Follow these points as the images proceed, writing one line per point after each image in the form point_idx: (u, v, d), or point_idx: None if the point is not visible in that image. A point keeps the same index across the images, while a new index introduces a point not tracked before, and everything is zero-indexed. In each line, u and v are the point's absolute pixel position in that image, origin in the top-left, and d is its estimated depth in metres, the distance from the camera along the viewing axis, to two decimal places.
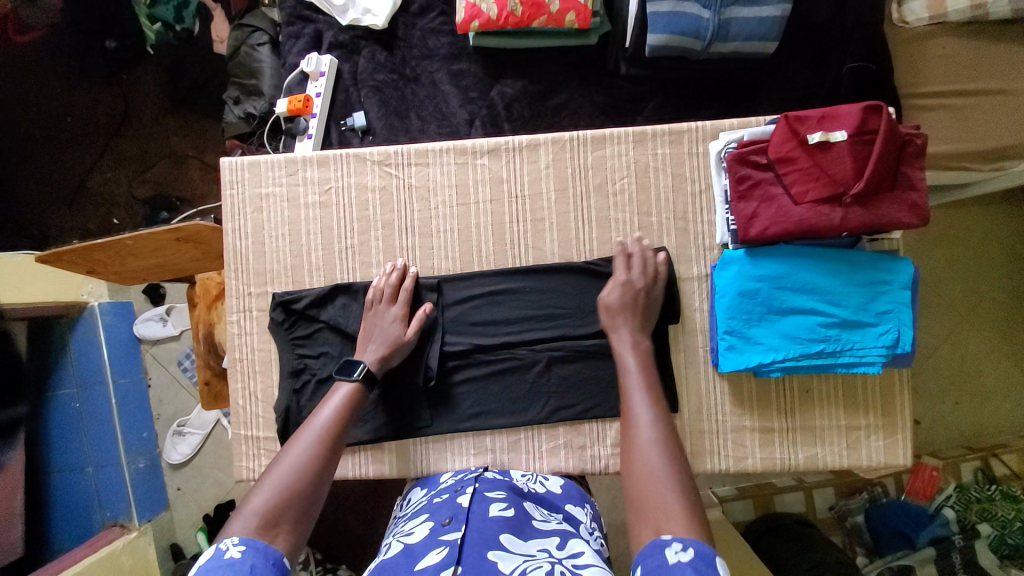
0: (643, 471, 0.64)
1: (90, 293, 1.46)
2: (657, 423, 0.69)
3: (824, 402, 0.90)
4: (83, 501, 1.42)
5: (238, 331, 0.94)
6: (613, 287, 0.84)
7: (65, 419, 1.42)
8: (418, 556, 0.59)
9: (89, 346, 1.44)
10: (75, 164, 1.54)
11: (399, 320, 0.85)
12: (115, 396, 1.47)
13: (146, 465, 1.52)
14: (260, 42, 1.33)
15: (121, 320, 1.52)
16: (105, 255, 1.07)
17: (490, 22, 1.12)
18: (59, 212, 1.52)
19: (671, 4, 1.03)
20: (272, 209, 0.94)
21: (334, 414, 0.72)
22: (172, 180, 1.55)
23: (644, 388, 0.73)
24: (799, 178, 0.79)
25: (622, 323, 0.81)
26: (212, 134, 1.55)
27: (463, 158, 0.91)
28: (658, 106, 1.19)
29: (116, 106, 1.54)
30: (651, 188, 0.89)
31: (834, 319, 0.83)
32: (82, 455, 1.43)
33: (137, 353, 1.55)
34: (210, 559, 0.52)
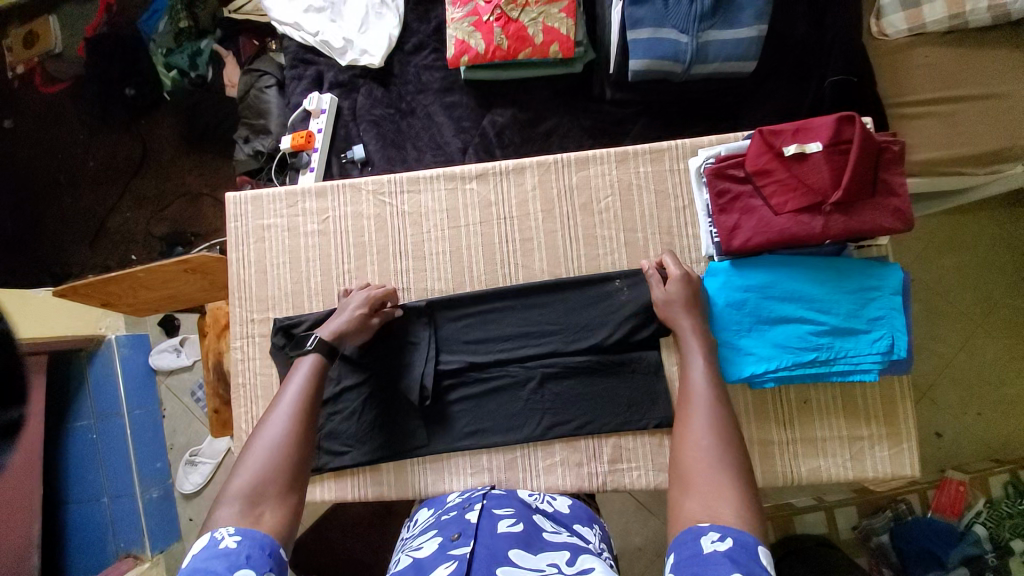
0: (696, 446, 0.63)
1: (109, 326, 1.53)
2: (712, 399, 0.69)
3: (822, 413, 0.89)
4: (97, 532, 1.44)
5: (242, 356, 0.97)
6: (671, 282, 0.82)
7: (83, 449, 1.45)
8: (427, 570, 0.59)
9: (106, 378, 1.49)
10: (97, 205, 1.62)
11: (365, 298, 0.86)
12: (130, 426, 1.52)
13: (159, 495, 1.54)
14: (268, 85, 1.41)
15: (137, 352, 1.58)
16: (119, 287, 1.12)
17: (478, 56, 1.18)
18: (81, 251, 1.60)
19: (650, 31, 1.08)
20: (274, 239, 0.98)
21: (304, 388, 0.72)
22: (187, 217, 1.62)
23: (702, 364, 0.74)
24: (777, 189, 0.81)
25: (685, 316, 0.80)
26: (224, 173, 1.62)
27: (453, 183, 0.95)
28: (645, 127, 1.23)
29: (136, 150, 1.64)
30: (635, 205, 0.92)
31: (825, 327, 0.83)
32: (98, 485, 1.45)
33: (152, 384, 1.61)
34: (205, 548, 0.54)
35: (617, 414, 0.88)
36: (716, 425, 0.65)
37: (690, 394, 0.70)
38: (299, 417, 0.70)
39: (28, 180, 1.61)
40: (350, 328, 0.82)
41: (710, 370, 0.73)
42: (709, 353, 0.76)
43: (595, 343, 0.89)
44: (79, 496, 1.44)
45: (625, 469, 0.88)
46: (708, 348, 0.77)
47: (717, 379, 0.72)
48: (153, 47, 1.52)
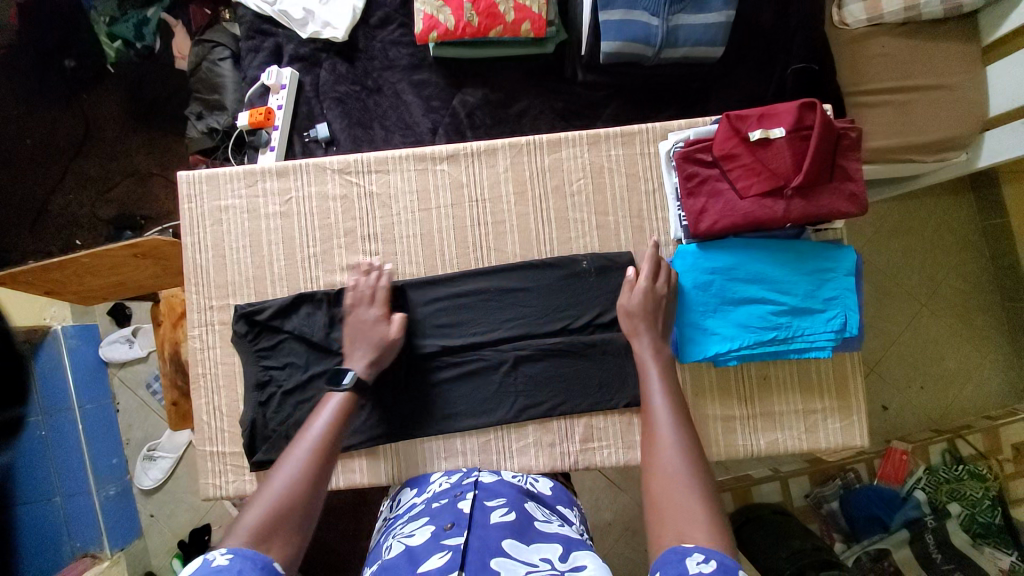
0: (664, 474, 0.63)
1: (54, 316, 1.47)
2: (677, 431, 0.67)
3: (780, 388, 0.93)
4: (52, 534, 1.40)
5: (201, 345, 0.93)
6: (632, 294, 0.83)
7: (32, 449, 1.39)
8: (420, 560, 0.58)
9: (54, 371, 1.43)
10: (37, 186, 1.51)
11: (380, 320, 0.84)
12: (82, 421, 1.47)
13: (116, 492, 1.51)
14: (221, 57, 1.32)
15: (88, 344, 1.53)
16: (63, 275, 1.05)
17: (448, 33, 1.15)
18: (21, 236, 1.50)
19: (621, 13, 1.07)
20: (232, 222, 0.94)
21: (327, 425, 0.72)
22: (137, 199, 1.53)
23: (659, 384, 0.74)
24: (742, 173, 0.83)
25: (641, 329, 0.81)
26: (176, 152, 1.53)
27: (423, 164, 0.93)
28: (616, 110, 1.23)
29: (77, 125, 1.52)
30: (607, 188, 0.91)
31: (784, 307, 0.86)
32: (50, 485, 1.41)
33: (103, 376, 1.56)
34: (198, 566, 0.51)
35: (588, 395, 0.89)
36: (682, 444, 0.65)
37: (652, 422, 0.69)
38: (317, 455, 0.69)
39: None
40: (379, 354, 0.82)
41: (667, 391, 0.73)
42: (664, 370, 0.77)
43: (566, 324, 0.89)
44: (30, 495, 1.39)
45: (595, 448, 0.90)
46: (664, 365, 0.78)
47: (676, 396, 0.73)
48: (93, 15, 1.40)
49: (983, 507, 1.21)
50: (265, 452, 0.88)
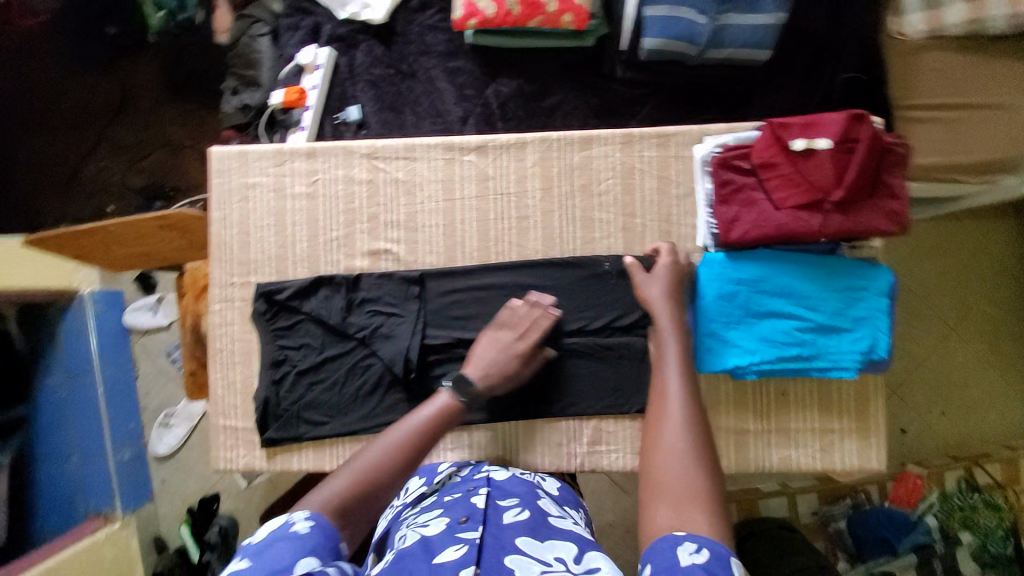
0: (670, 450, 0.64)
1: (82, 281, 1.53)
2: (686, 410, 0.68)
3: (799, 405, 0.90)
4: (65, 493, 1.46)
5: (220, 320, 0.94)
6: (655, 282, 0.82)
7: (54, 407, 1.49)
8: (436, 550, 0.58)
9: (77, 333, 1.51)
10: (70, 150, 1.55)
11: (516, 356, 0.82)
12: (102, 386, 1.53)
13: (130, 457, 1.57)
14: (260, 32, 1.33)
15: (113, 310, 1.59)
16: (94, 241, 1.07)
17: (486, 20, 1.15)
18: (52, 200, 1.54)
19: (668, 8, 1.06)
20: (258, 200, 0.94)
21: (424, 422, 0.75)
22: (167, 169, 1.55)
23: (677, 365, 0.74)
24: (780, 184, 0.80)
25: (664, 304, 0.80)
26: (209, 125, 1.54)
27: (451, 154, 0.92)
28: (653, 109, 1.22)
29: (114, 91, 1.55)
30: (636, 190, 0.88)
31: (810, 324, 0.83)
32: (67, 444, 1.48)
33: (125, 341, 1.60)
34: (280, 529, 0.56)
35: (601, 398, 0.87)
36: (689, 427, 0.66)
37: (663, 399, 0.70)
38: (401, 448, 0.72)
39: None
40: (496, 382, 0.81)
41: (684, 373, 0.73)
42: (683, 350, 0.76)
43: (583, 325, 0.87)
44: (48, 454, 1.46)
45: (603, 451, 0.88)
46: (684, 343, 0.77)
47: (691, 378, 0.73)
48: None
49: (995, 537, 1.20)
50: (277, 429, 0.90)
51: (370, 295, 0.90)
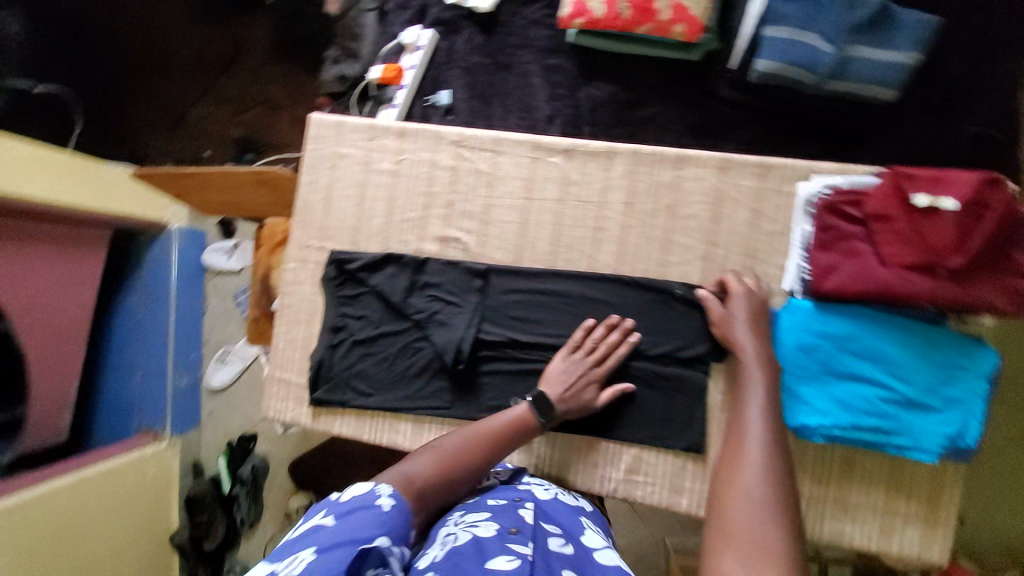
0: (745, 496, 0.61)
1: (173, 216, 1.69)
2: (765, 458, 0.64)
3: (864, 479, 0.83)
4: (123, 405, 1.62)
5: (292, 278, 0.98)
6: (740, 316, 0.77)
7: (127, 322, 1.62)
8: (488, 554, 0.60)
9: (161, 262, 1.66)
10: (178, 94, 1.66)
11: (592, 386, 0.81)
12: (174, 313, 1.68)
13: (187, 383, 1.72)
14: (368, 9, 1.39)
15: (193, 246, 1.73)
16: (194, 183, 1.13)
17: (593, 21, 1.13)
18: (157, 136, 1.68)
19: (792, 32, 1.02)
20: (346, 170, 0.97)
21: (499, 425, 0.78)
22: (262, 126, 1.67)
23: (760, 409, 0.70)
24: (891, 239, 0.73)
25: (749, 338, 0.76)
26: (305, 91, 1.64)
27: (537, 153, 0.90)
28: (753, 135, 1.17)
29: (230, 45, 1.64)
30: (725, 219, 0.84)
31: (895, 396, 0.76)
32: (133, 362, 1.62)
33: (200, 278, 1.74)
34: (368, 497, 0.63)
35: (649, 428, 0.83)
36: (769, 475, 0.62)
37: (742, 442, 0.67)
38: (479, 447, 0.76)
39: None
40: (574, 408, 0.80)
41: (768, 419, 0.69)
42: (770, 394, 0.72)
43: (642, 349, 0.84)
44: (115, 368, 1.62)
45: (638, 482, 0.84)
46: (772, 388, 0.73)
47: (775, 424, 0.69)
48: None
49: None
50: (326, 391, 0.93)
51: (433, 280, 0.91)
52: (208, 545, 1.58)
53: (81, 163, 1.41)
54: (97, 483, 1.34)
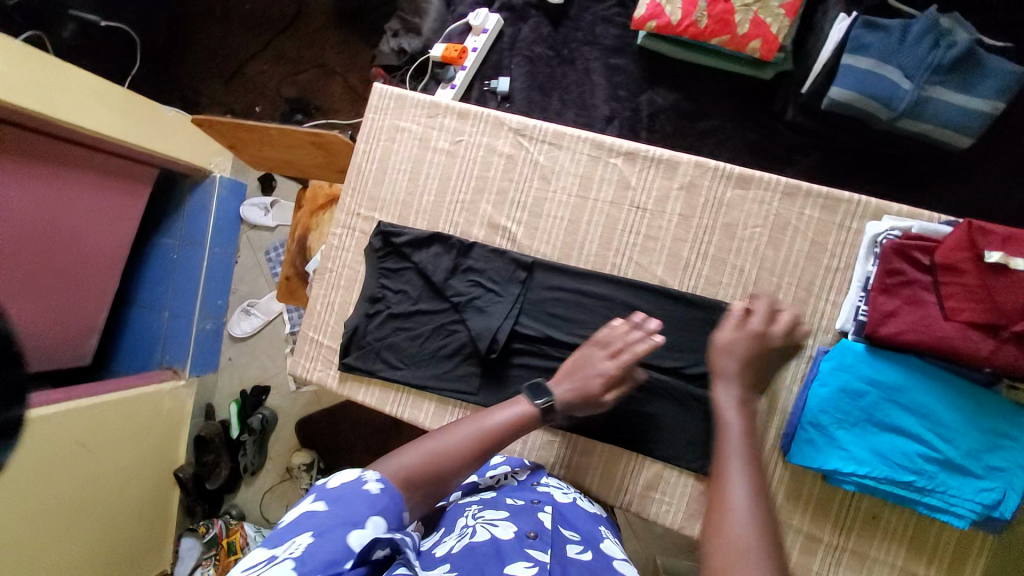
0: (728, 548, 0.48)
1: (217, 165, 1.70)
2: (753, 505, 0.52)
3: (886, 534, 0.80)
4: (149, 340, 1.68)
5: (337, 244, 0.99)
6: (734, 330, 0.72)
7: (163, 262, 1.69)
8: (506, 558, 0.58)
9: (201, 208, 1.68)
10: (241, 49, 1.71)
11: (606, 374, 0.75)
12: (207, 260, 1.69)
13: (210, 329, 1.74)
14: None
15: (232, 197, 1.75)
16: (250, 136, 1.14)
17: (668, 26, 1.09)
18: (212, 86, 1.71)
19: (872, 63, 0.98)
20: (403, 144, 0.97)
21: (504, 423, 0.69)
22: (316, 89, 1.67)
23: (744, 450, 0.59)
24: (958, 293, 0.70)
25: (726, 375, 0.67)
26: (361, 59, 1.64)
27: (598, 152, 0.88)
28: (814, 163, 1.13)
29: (290, 8, 1.68)
30: (784, 246, 0.81)
31: (936, 455, 0.73)
32: (164, 301, 1.68)
33: (237, 231, 1.79)
34: (355, 482, 0.57)
35: (673, 446, 0.82)
36: (760, 522, 0.50)
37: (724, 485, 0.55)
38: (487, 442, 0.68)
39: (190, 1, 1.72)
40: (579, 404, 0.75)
41: (754, 458, 0.58)
42: (753, 437, 0.61)
43: (679, 367, 0.82)
44: (145, 303, 1.68)
45: (654, 499, 0.83)
46: (751, 426, 0.62)
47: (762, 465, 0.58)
48: None
49: None
50: (357, 358, 0.94)
51: (477, 265, 0.91)
52: (211, 484, 1.64)
53: (138, 101, 1.42)
54: (105, 412, 1.36)
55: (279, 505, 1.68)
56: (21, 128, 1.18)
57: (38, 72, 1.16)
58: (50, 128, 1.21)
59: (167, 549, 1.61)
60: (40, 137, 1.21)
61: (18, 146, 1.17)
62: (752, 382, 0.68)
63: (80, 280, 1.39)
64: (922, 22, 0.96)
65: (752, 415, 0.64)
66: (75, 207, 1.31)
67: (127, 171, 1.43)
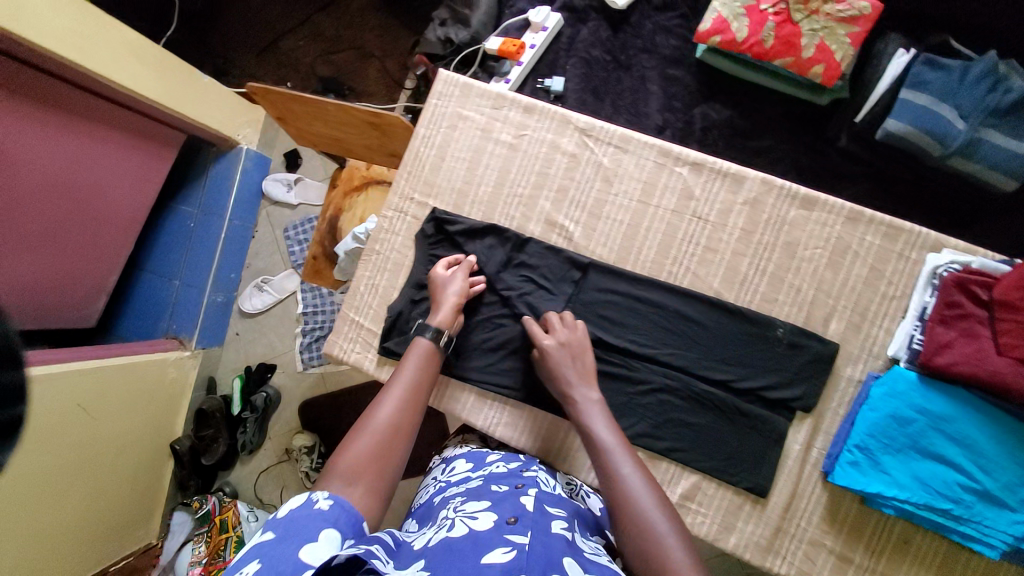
0: (649, 541, 0.59)
1: (244, 137, 1.66)
2: (651, 497, 0.64)
3: (915, 561, 0.80)
4: (159, 306, 1.65)
5: (387, 227, 0.98)
6: (553, 334, 0.81)
7: (178, 230, 1.66)
8: (483, 547, 0.56)
9: (223, 178, 1.66)
10: (282, 22, 1.69)
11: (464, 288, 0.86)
12: (225, 231, 1.66)
13: (221, 301, 1.72)
14: None
15: (256, 170, 1.73)
16: (303, 110, 1.13)
17: (732, 43, 1.11)
18: (245, 56, 1.69)
19: (928, 101, 1.00)
20: (464, 133, 0.96)
21: (418, 371, 0.78)
22: (349, 71, 1.66)
23: (625, 456, 0.67)
24: (1014, 329, 0.70)
25: (574, 384, 0.76)
26: (402, 44, 1.64)
27: (664, 160, 0.88)
28: (858, 192, 1.15)
29: None
30: (843, 269, 0.82)
31: (975, 485, 0.74)
32: (175, 269, 1.65)
33: (256, 207, 1.77)
34: (302, 506, 0.57)
35: (714, 458, 0.82)
36: (664, 511, 0.62)
37: (624, 489, 0.64)
38: (411, 401, 0.75)
39: None
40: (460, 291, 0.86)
41: (632, 456, 0.68)
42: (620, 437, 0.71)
43: (729, 380, 0.83)
44: (156, 269, 1.65)
45: (690, 509, 0.83)
46: (611, 422, 0.73)
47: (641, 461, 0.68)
48: None
49: None
50: (396, 343, 0.93)
51: (530, 261, 0.91)
52: (206, 460, 1.60)
53: (175, 64, 1.37)
54: (112, 376, 1.33)
55: (275, 486, 1.65)
56: (55, 78, 1.14)
57: (80, 21, 1.12)
58: (86, 82, 1.18)
59: (154, 523, 1.56)
60: (73, 88, 1.18)
61: (53, 97, 1.14)
62: (583, 373, 0.77)
63: (101, 241, 1.36)
64: (984, 63, 0.98)
65: (606, 410, 0.74)
66: (104, 166, 1.29)
67: (156, 132, 1.40)
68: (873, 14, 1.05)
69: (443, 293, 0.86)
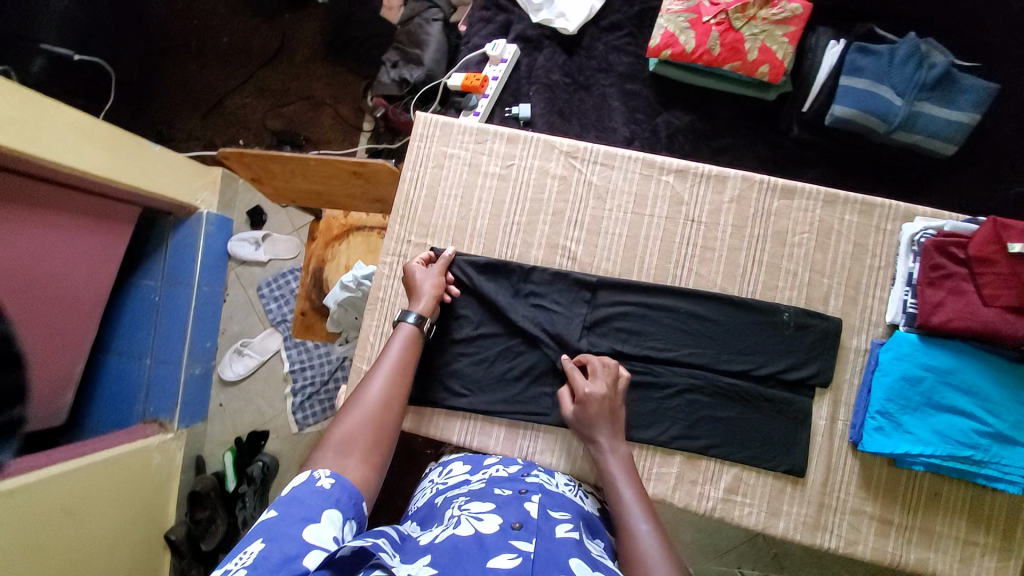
0: None
1: (203, 201, 1.59)
2: (656, 543, 0.62)
3: (949, 508, 0.84)
4: (130, 390, 1.50)
5: (388, 272, 0.97)
6: (593, 381, 0.81)
7: (142, 305, 1.52)
8: (486, 553, 0.54)
9: (187, 247, 1.57)
10: (226, 82, 1.66)
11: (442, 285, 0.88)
12: (195, 299, 1.58)
13: (200, 373, 1.62)
14: (434, 18, 1.43)
15: (220, 233, 1.66)
16: (282, 168, 1.11)
17: (682, 54, 1.18)
18: (189, 118, 1.65)
19: (867, 83, 1.10)
20: (452, 170, 0.97)
21: (403, 350, 0.78)
22: (304, 121, 1.65)
23: (635, 503, 0.68)
24: (994, 281, 0.77)
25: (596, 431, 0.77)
26: (353, 90, 1.64)
27: (650, 171, 0.93)
28: (820, 173, 1.23)
29: (274, 40, 1.67)
30: (830, 250, 0.88)
31: (987, 428, 0.78)
32: (148, 345, 1.51)
33: (224, 269, 1.71)
34: (305, 482, 0.57)
35: (749, 446, 0.85)
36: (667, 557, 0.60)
37: (629, 535, 0.63)
38: (398, 378, 0.75)
39: (166, 35, 1.66)
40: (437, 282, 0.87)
41: (645, 505, 0.67)
42: (637, 487, 0.71)
43: (747, 369, 0.86)
44: (122, 349, 1.51)
45: (737, 502, 0.85)
46: (630, 474, 0.73)
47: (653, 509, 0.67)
48: None
49: None
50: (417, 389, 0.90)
51: (538, 290, 0.92)
52: (206, 545, 1.45)
53: (121, 135, 1.30)
54: (94, 473, 1.20)
55: None
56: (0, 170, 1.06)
57: (18, 106, 1.05)
58: (34, 169, 1.11)
59: None
60: (21, 178, 1.11)
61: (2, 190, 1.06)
62: (614, 427, 0.78)
63: (65, 332, 1.27)
64: (906, 45, 1.08)
65: (628, 462, 0.75)
66: (64, 254, 1.21)
67: (113, 211, 1.32)
68: (803, 13, 1.15)
69: (420, 284, 0.86)
